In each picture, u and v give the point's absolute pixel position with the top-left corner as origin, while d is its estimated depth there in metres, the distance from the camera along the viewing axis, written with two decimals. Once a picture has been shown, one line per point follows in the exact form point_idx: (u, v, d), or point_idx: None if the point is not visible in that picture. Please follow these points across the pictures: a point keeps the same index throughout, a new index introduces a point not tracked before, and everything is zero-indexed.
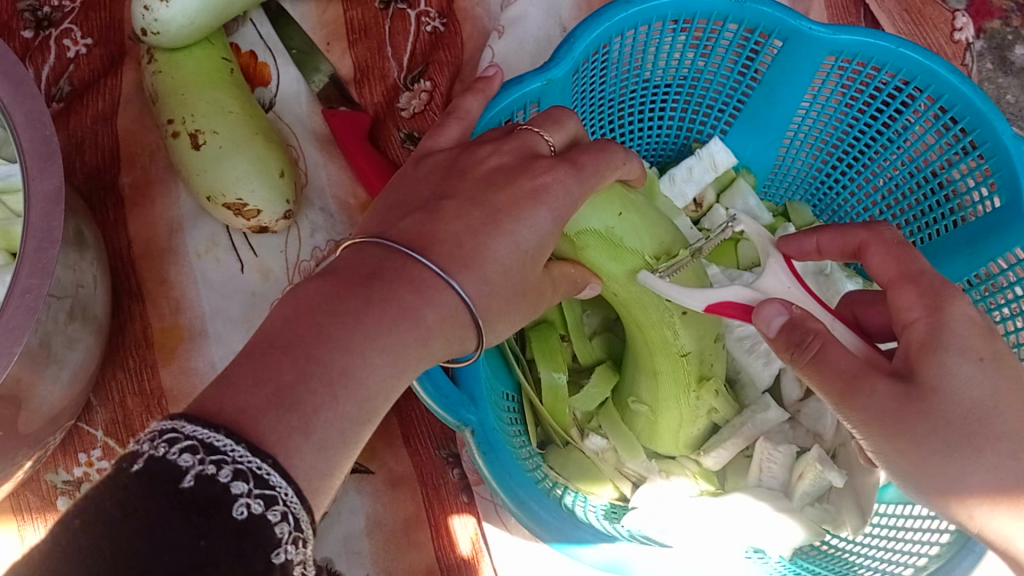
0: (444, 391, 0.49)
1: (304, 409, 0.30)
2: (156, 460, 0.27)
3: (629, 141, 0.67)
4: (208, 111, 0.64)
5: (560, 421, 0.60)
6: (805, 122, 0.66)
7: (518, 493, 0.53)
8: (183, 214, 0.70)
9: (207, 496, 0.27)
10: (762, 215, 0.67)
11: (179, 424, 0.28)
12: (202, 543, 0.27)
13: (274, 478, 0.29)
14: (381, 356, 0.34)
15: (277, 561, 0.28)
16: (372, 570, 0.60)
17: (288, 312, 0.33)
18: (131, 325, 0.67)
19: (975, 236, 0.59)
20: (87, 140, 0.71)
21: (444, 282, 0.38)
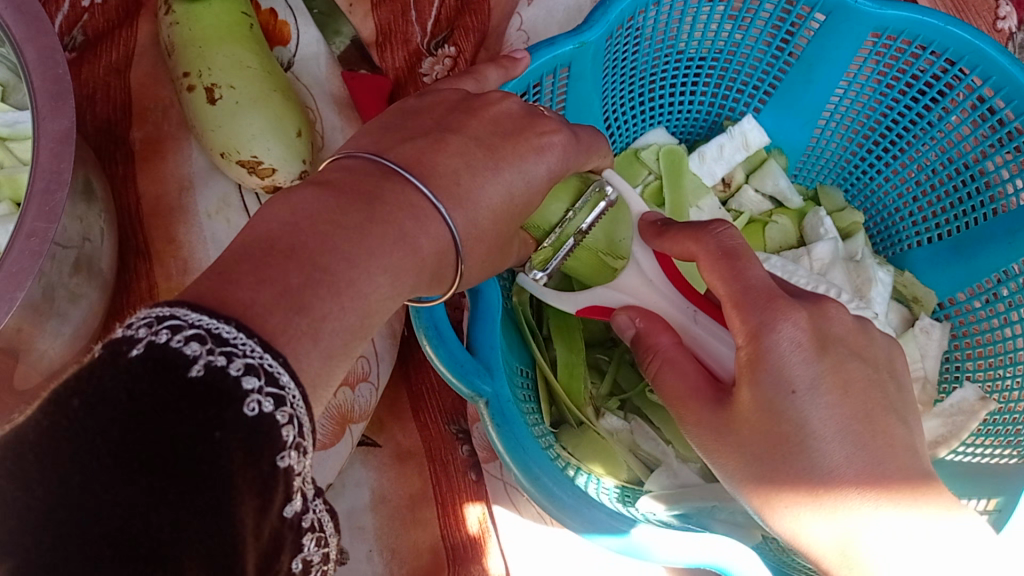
0: (457, 358, 0.47)
1: (314, 313, 0.30)
2: (157, 346, 0.25)
3: (656, 116, 0.66)
4: (226, 65, 0.62)
5: (575, 400, 0.58)
6: (841, 103, 0.64)
7: (533, 468, 0.50)
8: (195, 172, 0.68)
9: (219, 388, 0.25)
10: (792, 198, 0.65)
11: (180, 312, 0.26)
12: (217, 434, 0.25)
13: (283, 377, 0.27)
14: (382, 274, 0.34)
15: (281, 466, 0.27)
16: (375, 547, 0.57)
17: (286, 217, 0.32)
18: (135, 284, 0.65)
19: (1014, 226, 0.57)
20: (99, 92, 0.69)
21: (434, 209, 0.38)
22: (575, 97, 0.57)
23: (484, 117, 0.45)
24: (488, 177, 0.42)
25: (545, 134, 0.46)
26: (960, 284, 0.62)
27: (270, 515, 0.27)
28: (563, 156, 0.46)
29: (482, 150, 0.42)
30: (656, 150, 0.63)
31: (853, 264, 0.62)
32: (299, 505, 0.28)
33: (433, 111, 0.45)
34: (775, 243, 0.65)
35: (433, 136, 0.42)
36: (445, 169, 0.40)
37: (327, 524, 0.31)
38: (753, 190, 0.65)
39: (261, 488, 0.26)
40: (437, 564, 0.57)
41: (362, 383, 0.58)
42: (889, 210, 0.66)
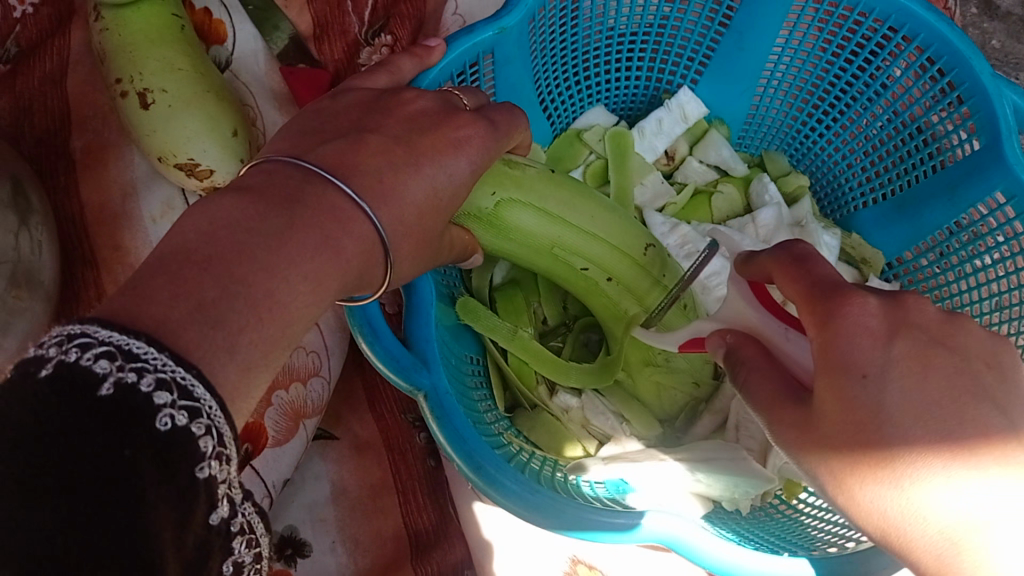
0: (393, 353, 0.47)
1: (229, 328, 0.27)
2: (66, 365, 0.24)
3: (597, 94, 0.66)
4: (158, 69, 0.61)
5: (526, 381, 0.59)
6: (779, 69, 0.64)
7: (475, 458, 0.48)
8: (137, 177, 0.67)
9: (131, 405, 0.24)
10: (736, 166, 0.65)
11: (91, 329, 0.25)
12: (128, 452, 0.24)
13: (199, 389, 0.26)
14: (302, 284, 0.31)
15: (201, 477, 0.26)
16: (338, 538, 0.57)
17: (204, 225, 0.30)
18: (85, 294, 0.65)
19: (954, 180, 0.57)
20: (36, 103, 0.68)
21: (361, 211, 0.36)
22: (503, 81, 0.57)
23: (399, 115, 0.43)
24: (409, 175, 0.40)
25: (460, 129, 0.44)
26: (906, 242, 0.63)
27: (192, 526, 0.26)
28: (482, 150, 0.45)
29: (403, 148, 0.40)
30: (599, 131, 0.63)
31: (797, 228, 0.62)
32: (226, 511, 0.27)
33: (350, 113, 0.43)
34: (722, 213, 0.65)
35: (351, 138, 0.40)
36: (367, 169, 0.38)
37: (259, 526, 0.30)
38: (697, 161, 0.66)
39: (179, 502, 0.25)
40: (398, 553, 0.57)
41: (313, 378, 0.58)
42: (835, 171, 0.66)
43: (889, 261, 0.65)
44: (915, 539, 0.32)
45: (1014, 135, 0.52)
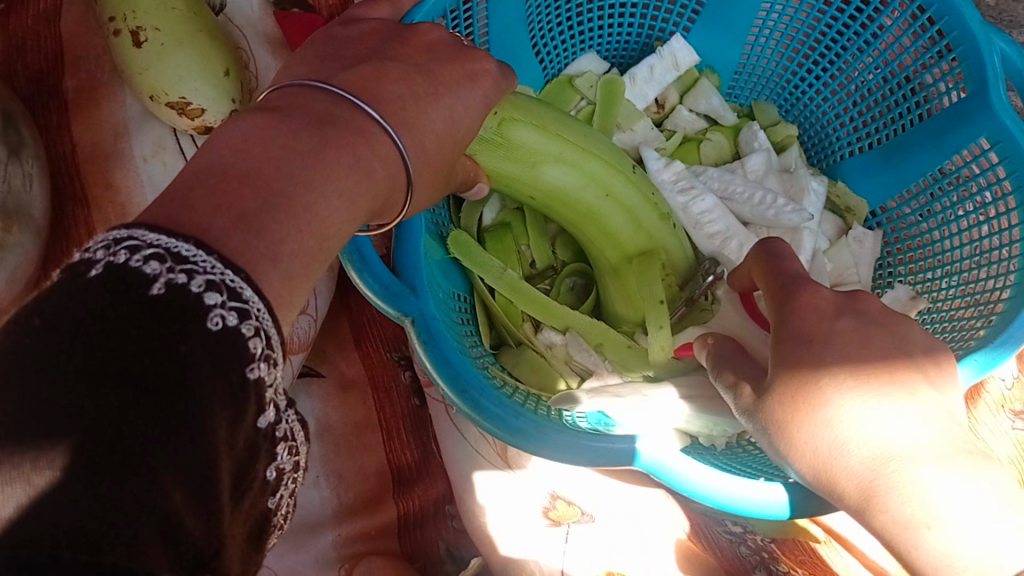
0: (383, 280, 0.48)
1: (271, 238, 0.29)
2: (117, 266, 0.25)
3: (588, 41, 0.66)
4: (150, 7, 0.61)
5: (512, 321, 0.59)
6: (770, 20, 0.64)
7: (460, 382, 0.49)
8: (129, 117, 0.68)
9: (182, 304, 0.25)
10: (725, 115, 0.66)
11: (139, 234, 0.26)
12: (184, 349, 0.25)
13: (246, 292, 0.27)
14: (336, 200, 0.32)
15: (252, 378, 0.27)
16: (321, 472, 0.58)
17: (237, 143, 0.30)
18: (74, 231, 0.65)
19: (941, 129, 0.58)
20: (29, 41, 0.69)
21: (385, 132, 0.36)
22: (497, 21, 0.58)
23: (418, 44, 0.44)
24: (429, 103, 0.40)
25: (478, 62, 0.45)
26: (892, 190, 0.63)
27: (243, 426, 0.27)
28: (493, 89, 0.45)
29: (422, 76, 0.41)
30: (591, 78, 0.63)
31: (787, 174, 0.63)
32: (272, 415, 0.29)
33: (366, 41, 0.43)
34: (711, 160, 0.66)
35: (372, 62, 0.40)
36: (391, 94, 0.38)
37: (298, 433, 0.32)
38: (687, 109, 0.66)
39: (232, 398, 0.26)
40: (382, 489, 0.59)
41: (302, 316, 0.58)
42: (827, 123, 0.67)
43: (873, 210, 0.66)
44: (844, 450, 0.35)
45: (999, 83, 0.53)
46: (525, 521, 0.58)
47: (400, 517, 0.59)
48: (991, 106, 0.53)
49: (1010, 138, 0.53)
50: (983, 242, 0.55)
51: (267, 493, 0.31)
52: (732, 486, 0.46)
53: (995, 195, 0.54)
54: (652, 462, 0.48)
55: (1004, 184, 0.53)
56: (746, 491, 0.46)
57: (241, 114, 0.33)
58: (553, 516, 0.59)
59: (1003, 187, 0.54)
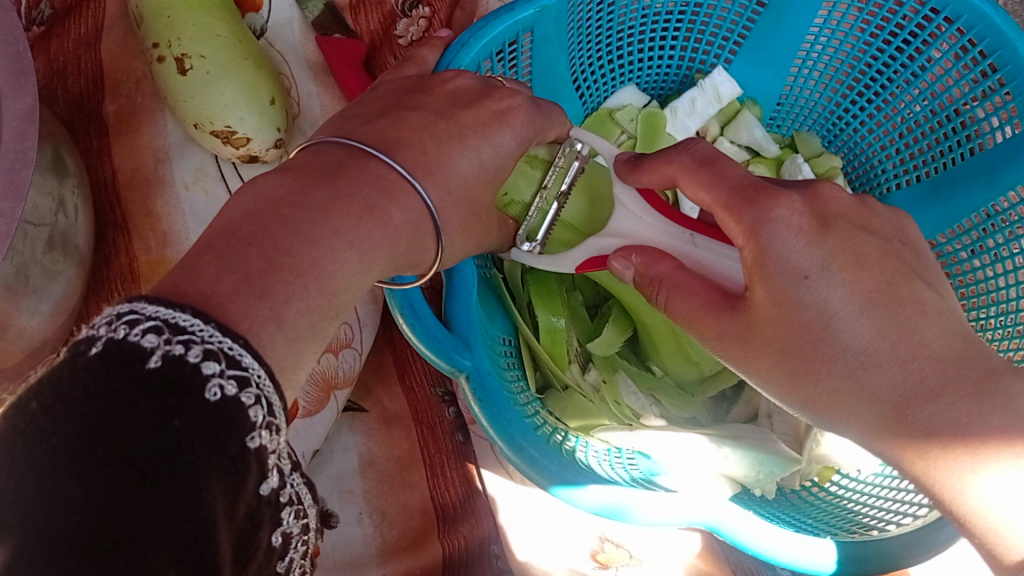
0: (436, 335, 0.48)
1: (275, 299, 0.28)
2: (115, 342, 0.24)
3: (628, 73, 0.65)
4: (196, 35, 0.61)
5: (558, 363, 0.58)
6: (814, 51, 0.63)
7: (517, 439, 0.51)
8: (170, 143, 0.67)
9: (178, 378, 0.24)
10: (768, 146, 0.65)
11: (139, 306, 0.25)
12: (175, 422, 0.24)
13: (246, 359, 0.26)
14: (348, 252, 0.32)
15: (252, 447, 0.25)
16: (365, 509, 0.58)
17: (248, 205, 0.30)
18: (116, 258, 0.65)
19: (995, 164, 0.57)
20: (70, 66, 0.68)
21: (411, 186, 0.37)
22: (540, 60, 0.57)
23: (440, 94, 0.43)
24: (455, 148, 0.41)
25: (502, 101, 0.44)
26: (943, 224, 0.62)
27: (244, 495, 0.26)
28: (527, 122, 0.45)
29: (445, 123, 0.41)
30: (631, 111, 0.62)
31: None
32: (276, 481, 0.27)
33: (388, 97, 0.43)
34: None
35: (393, 115, 0.40)
36: (411, 144, 0.39)
37: (306, 495, 0.30)
38: (729, 142, 0.65)
39: (231, 471, 0.25)
40: (426, 526, 0.58)
41: (346, 350, 0.58)
42: (872, 156, 0.66)
43: None
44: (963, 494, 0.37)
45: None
46: (574, 557, 0.61)
47: (446, 556, 0.58)
48: None
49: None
50: None
51: (273, 559, 0.29)
52: (793, 548, 0.49)
53: None
54: (713, 523, 0.50)
55: None
56: (806, 550, 0.49)
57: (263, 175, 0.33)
58: (600, 558, 0.61)
59: None
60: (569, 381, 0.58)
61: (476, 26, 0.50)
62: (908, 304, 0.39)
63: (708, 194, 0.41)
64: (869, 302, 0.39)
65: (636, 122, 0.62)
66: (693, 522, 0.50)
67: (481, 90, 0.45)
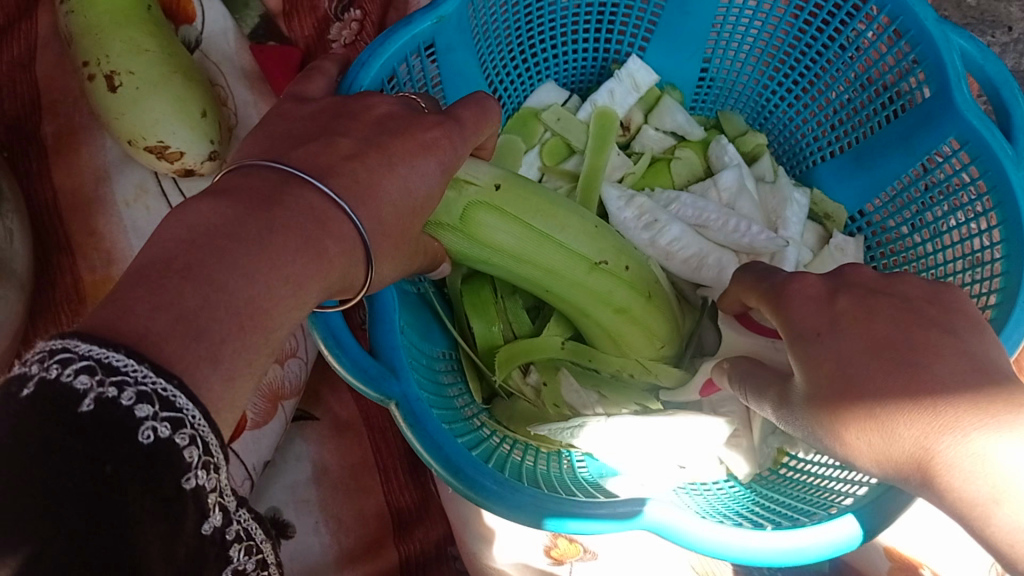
0: (362, 364, 0.48)
1: (213, 339, 0.27)
2: (47, 383, 0.24)
3: (545, 71, 0.65)
4: (123, 51, 0.60)
5: (498, 373, 0.60)
6: (735, 37, 0.63)
7: (455, 462, 0.49)
8: (109, 161, 0.67)
9: (111, 420, 0.25)
10: (692, 131, 0.65)
11: (73, 344, 0.25)
12: (109, 467, 0.24)
13: (181, 399, 0.26)
14: (286, 287, 0.31)
15: (189, 487, 0.26)
16: (321, 518, 0.57)
17: (183, 233, 0.30)
18: (61, 280, 0.64)
19: (910, 130, 0.57)
20: (5, 88, 0.68)
21: (342, 212, 0.36)
22: (450, 69, 0.57)
23: (368, 120, 0.43)
24: (385, 174, 0.40)
25: (428, 130, 0.44)
26: (866, 195, 0.63)
27: (183, 536, 0.26)
28: (455, 146, 0.44)
29: (375, 151, 0.40)
30: (557, 110, 0.63)
31: (769, 187, 0.64)
32: (218, 520, 0.28)
33: (318, 118, 0.43)
34: (682, 178, 0.64)
35: (323, 140, 0.40)
36: (343, 170, 0.38)
37: (257, 533, 0.31)
38: (654, 130, 0.65)
39: (166, 511, 0.26)
40: (382, 529, 0.58)
41: (290, 359, 0.58)
42: (801, 138, 0.66)
43: (852, 215, 0.65)
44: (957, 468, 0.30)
45: (962, 81, 0.52)
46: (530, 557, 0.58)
47: (403, 560, 0.58)
48: (956, 106, 0.53)
49: (978, 137, 0.52)
50: (973, 248, 0.54)
51: None
52: (752, 541, 0.46)
53: (985, 205, 0.53)
54: (660, 525, 0.48)
55: (978, 183, 0.53)
56: (764, 541, 0.46)
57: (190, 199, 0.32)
58: (553, 554, 0.58)
59: (978, 186, 0.53)
60: (511, 388, 0.60)
61: (375, 45, 0.50)
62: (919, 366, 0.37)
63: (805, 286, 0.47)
64: (914, 340, 0.37)
65: (557, 120, 0.63)
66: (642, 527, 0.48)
67: (408, 116, 0.44)
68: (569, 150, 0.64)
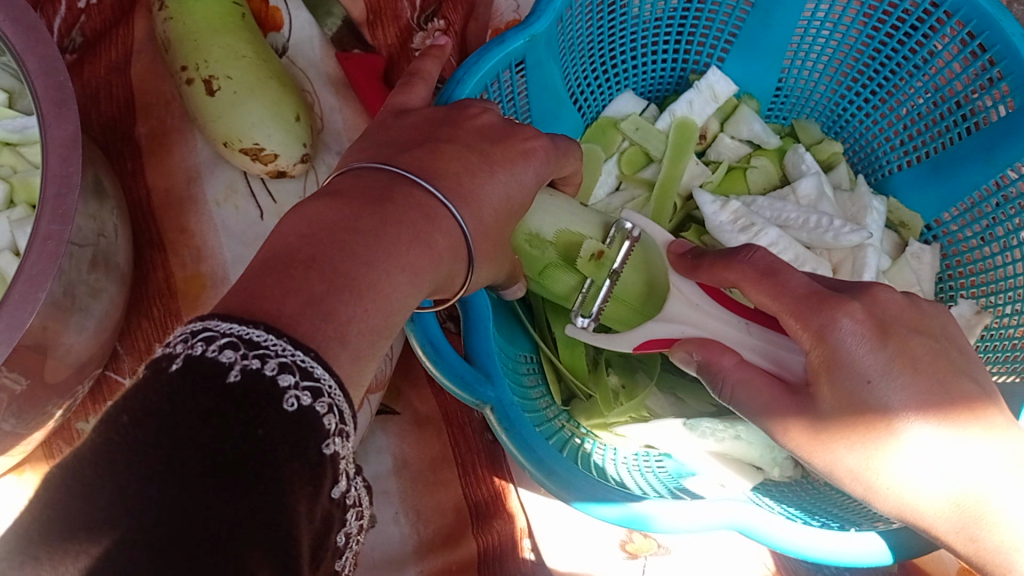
0: (458, 371, 0.50)
1: (339, 319, 0.30)
2: (195, 359, 0.26)
3: (623, 79, 0.67)
4: (222, 57, 0.63)
5: (579, 376, 0.61)
6: (817, 46, 0.65)
7: (546, 463, 0.52)
8: (200, 161, 0.70)
9: (257, 389, 0.26)
10: (769, 139, 0.67)
11: (212, 324, 0.27)
12: (260, 431, 0.26)
13: (318, 370, 0.28)
14: (401, 274, 0.34)
15: (328, 453, 0.28)
16: (400, 509, 0.60)
17: (303, 228, 0.32)
18: (154, 275, 0.67)
19: (990, 143, 0.60)
20: (102, 91, 0.71)
21: (448, 211, 0.38)
22: (535, 82, 0.58)
23: (471, 127, 0.45)
24: (485, 179, 0.42)
25: (528, 140, 0.46)
26: (945, 204, 0.65)
27: (321, 498, 0.28)
28: (547, 159, 0.47)
29: (478, 157, 0.42)
30: (635, 120, 0.65)
31: (846, 194, 0.66)
32: (344, 485, 0.30)
33: (420, 127, 0.44)
34: (759, 186, 0.67)
35: (428, 147, 0.42)
36: (448, 171, 0.40)
37: (364, 498, 0.33)
38: (729, 138, 0.67)
39: (310, 473, 0.27)
40: (460, 521, 0.60)
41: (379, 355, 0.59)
42: (876, 147, 0.68)
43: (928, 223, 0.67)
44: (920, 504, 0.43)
45: None
46: (603, 556, 0.64)
47: (481, 551, 0.59)
48: None
49: None
50: None
51: (336, 556, 0.32)
52: (823, 542, 0.51)
53: None
54: (743, 525, 0.51)
55: None
56: (830, 543, 0.51)
57: (306, 202, 0.35)
58: (631, 548, 0.64)
59: None
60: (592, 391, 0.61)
61: (470, 62, 0.51)
62: (957, 399, 0.43)
63: (774, 302, 0.45)
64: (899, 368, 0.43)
65: (637, 130, 0.65)
66: (720, 526, 0.51)
67: (505, 128, 0.46)
68: (648, 158, 0.67)
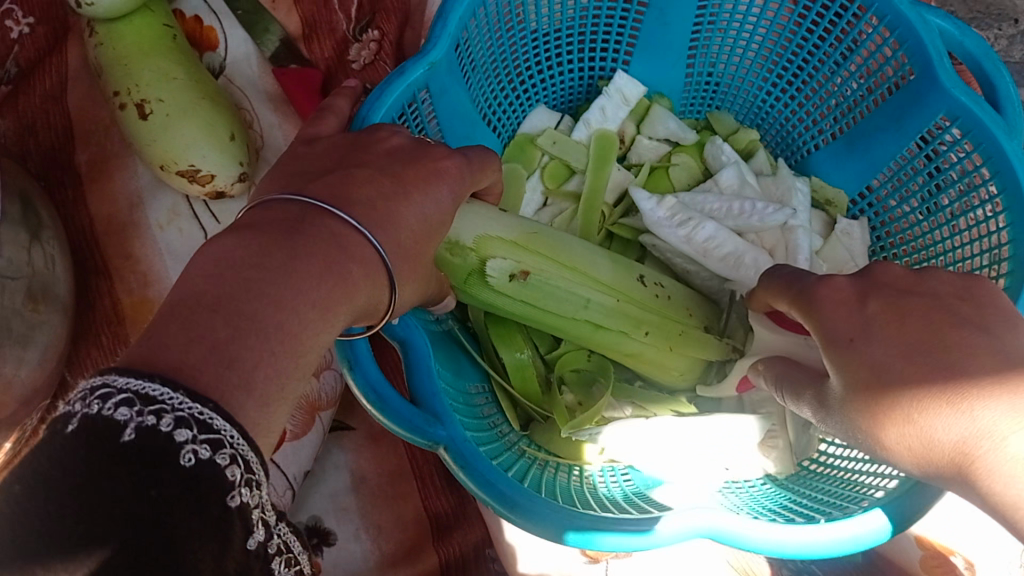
0: (406, 415, 0.49)
1: (246, 365, 0.28)
2: (90, 418, 0.25)
3: (534, 94, 0.69)
4: (153, 79, 0.62)
5: (532, 399, 0.63)
6: (745, 31, 0.66)
7: (508, 496, 0.51)
8: (142, 186, 0.69)
9: (154, 449, 0.25)
10: (685, 135, 0.68)
11: (111, 378, 0.26)
12: (153, 492, 0.25)
13: (218, 421, 0.26)
14: (313, 309, 0.31)
15: (235, 506, 0.26)
16: (360, 525, 0.59)
17: (209, 268, 0.30)
18: (100, 303, 0.66)
19: (900, 111, 0.61)
20: (39, 120, 0.70)
21: (361, 233, 0.36)
22: (444, 112, 0.59)
23: (380, 151, 0.44)
24: (402, 202, 0.41)
25: (439, 159, 0.45)
26: (866, 177, 0.66)
27: (231, 554, 0.27)
28: (460, 177, 0.46)
29: (390, 179, 0.41)
30: (549, 134, 0.66)
31: (770, 178, 0.67)
32: (261, 535, 0.28)
33: (329, 154, 0.44)
34: (683, 182, 0.67)
35: (339, 172, 0.41)
36: (360, 197, 0.38)
37: (295, 544, 0.31)
38: (647, 138, 0.69)
39: (214, 533, 0.26)
40: (420, 537, 0.60)
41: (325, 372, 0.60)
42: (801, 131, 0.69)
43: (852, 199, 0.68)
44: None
45: (944, 59, 0.56)
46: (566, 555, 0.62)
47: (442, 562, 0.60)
48: (940, 85, 0.56)
49: (967, 111, 0.55)
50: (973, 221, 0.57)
51: None
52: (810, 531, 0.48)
53: (965, 182, 0.57)
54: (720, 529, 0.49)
55: (969, 157, 0.56)
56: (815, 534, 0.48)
57: (223, 233, 0.33)
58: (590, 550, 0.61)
59: (973, 160, 0.56)
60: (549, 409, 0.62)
61: (384, 83, 0.51)
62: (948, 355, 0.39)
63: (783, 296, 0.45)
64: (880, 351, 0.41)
65: (552, 144, 0.66)
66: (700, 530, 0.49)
67: (416, 148, 0.45)
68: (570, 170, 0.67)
